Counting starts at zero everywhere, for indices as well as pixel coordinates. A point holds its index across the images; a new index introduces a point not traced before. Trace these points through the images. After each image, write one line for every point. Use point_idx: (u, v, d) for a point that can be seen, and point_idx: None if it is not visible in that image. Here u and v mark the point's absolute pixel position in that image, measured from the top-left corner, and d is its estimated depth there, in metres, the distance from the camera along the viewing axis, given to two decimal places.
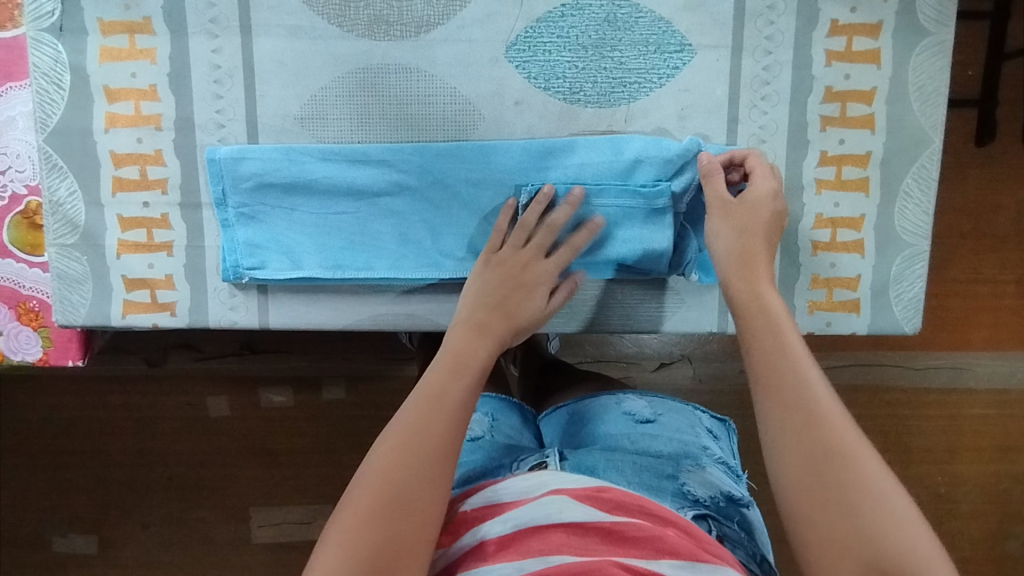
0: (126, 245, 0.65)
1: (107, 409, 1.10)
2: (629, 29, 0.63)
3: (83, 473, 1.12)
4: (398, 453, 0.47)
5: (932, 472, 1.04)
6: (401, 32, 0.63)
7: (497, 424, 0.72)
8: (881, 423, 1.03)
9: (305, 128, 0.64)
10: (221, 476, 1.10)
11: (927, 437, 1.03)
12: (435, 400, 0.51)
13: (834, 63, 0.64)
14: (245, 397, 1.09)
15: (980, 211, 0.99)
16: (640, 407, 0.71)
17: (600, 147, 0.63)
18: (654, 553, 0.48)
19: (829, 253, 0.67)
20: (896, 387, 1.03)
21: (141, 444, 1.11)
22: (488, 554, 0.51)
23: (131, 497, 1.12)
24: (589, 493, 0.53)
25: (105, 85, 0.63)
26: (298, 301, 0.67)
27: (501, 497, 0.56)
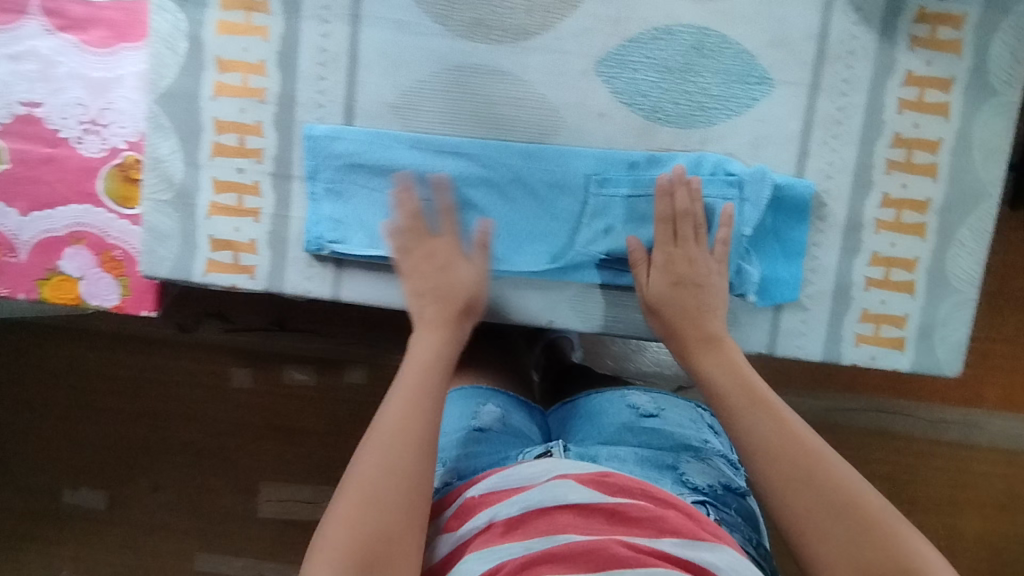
0: (217, 208, 0.69)
1: (142, 367, 1.13)
2: (715, 58, 0.66)
3: (109, 426, 1.15)
4: (388, 441, 0.53)
5: (934, 523, 1.06)
6: (500, 37, 0.66)
7: (507, 416, 0.75)
8: (888, 468, 1.05)
9: (398, 116, 0.68)
10: (236, 449, 1.13)
11: (932, 488, 1.05)
12: (421, 391, 0.57)
13: (904, 111, 0.67)
14: (269, 372, 1.12)
15: (1008, 274, 1.02)
16: (644, 401, 0.74)
17: (672, 164, 0.67)
18: (656, 532, 0.53)
19: (880, 290, 0.70)
20: (907, 435, 1.05)
21: (164, 407, 1.14)
22: (497, 534, 0.54)
23: (147, 457, 1.14)
24: (593, 478, 0.57)
25: (218, 56, 0.67)
26: (369, 280, 0.70)
27: (509, 481, 0.59)
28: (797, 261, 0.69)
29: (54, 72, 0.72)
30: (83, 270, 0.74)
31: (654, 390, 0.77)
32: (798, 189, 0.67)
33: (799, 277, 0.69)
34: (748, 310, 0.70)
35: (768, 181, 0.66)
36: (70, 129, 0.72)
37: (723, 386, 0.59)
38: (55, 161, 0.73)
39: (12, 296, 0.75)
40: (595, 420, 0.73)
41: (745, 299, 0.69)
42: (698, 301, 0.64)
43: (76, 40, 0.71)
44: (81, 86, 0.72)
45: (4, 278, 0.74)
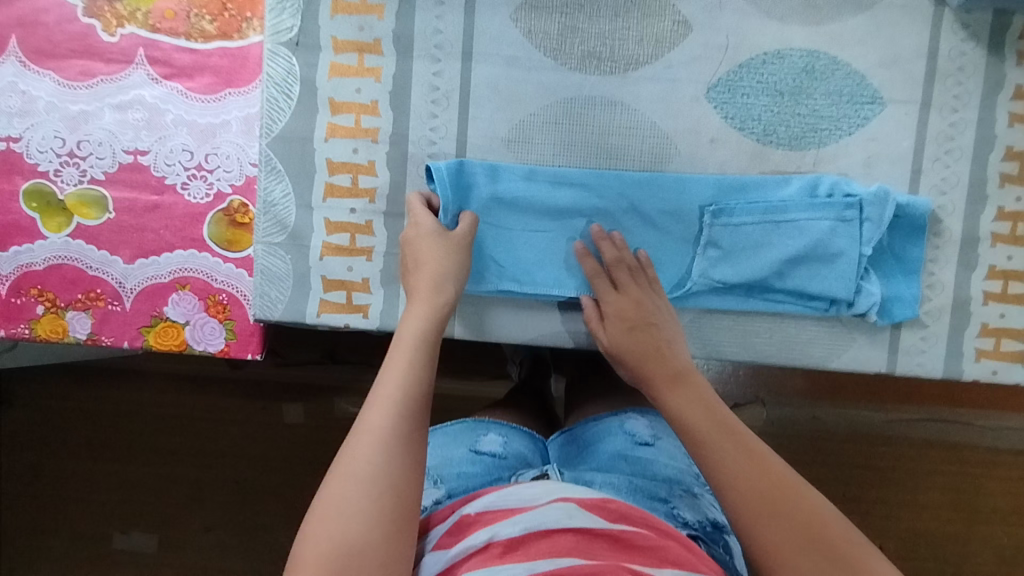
0: (330, 248, 0.69)
1: (197, 405, 1.11)
2: (826, 80, 0.67)
3: (161, 466, 1.11)
4: (354, 449, 0.51)
5: (999, 534, 1.03)
6: (610, 68, 0.67)
7: (508, 443, 0.71)
8: (955, 480, 1.04)
9: (510, 149, 0.68)
10: (288, 484, 1.10)
11: (1000, 499, 1.03)
12: (383, 390, 0.55)
13: (1016, 125, 0.67)
14: (322, 405, 1.10)
15: None
16: (642, 428, 0.71)
17: (787, 186, 0.67)
18: (657, 562, 0.50)
19: (1000, 304, 0.69)
20: (973, 445, 1.03)
21: (216, 445, 1.11)
22: (496, 556, 0.50)
23: (199, 496, 1.11)
24: (596, 503, 0.54)
25: (331, 98, 0.67)
26: (481, 316, 0.70)
27: (507, 501, 0.56)
28: (915, 278, 0.68)
29: (160, 120, 0.72)
30: (188, 316, 0.73)
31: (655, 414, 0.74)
32: (917, 207, 0.66)
33: (919, 295, 0.68)
34: (865, 329, 0.69)
35: (891, 201, 0.65)
36: (175, 176, 0.73)
37: (691, 419, 0.58)
38: (161, 208, 0.73)
39: (116, 345, 0.75)
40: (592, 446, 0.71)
41: (866, 319, 0.68)
42: (658, 336, 0.64)
43: (182, 87, 0.72)
44: (187, 132, 0.72)
45: (108, 327, 0.74)
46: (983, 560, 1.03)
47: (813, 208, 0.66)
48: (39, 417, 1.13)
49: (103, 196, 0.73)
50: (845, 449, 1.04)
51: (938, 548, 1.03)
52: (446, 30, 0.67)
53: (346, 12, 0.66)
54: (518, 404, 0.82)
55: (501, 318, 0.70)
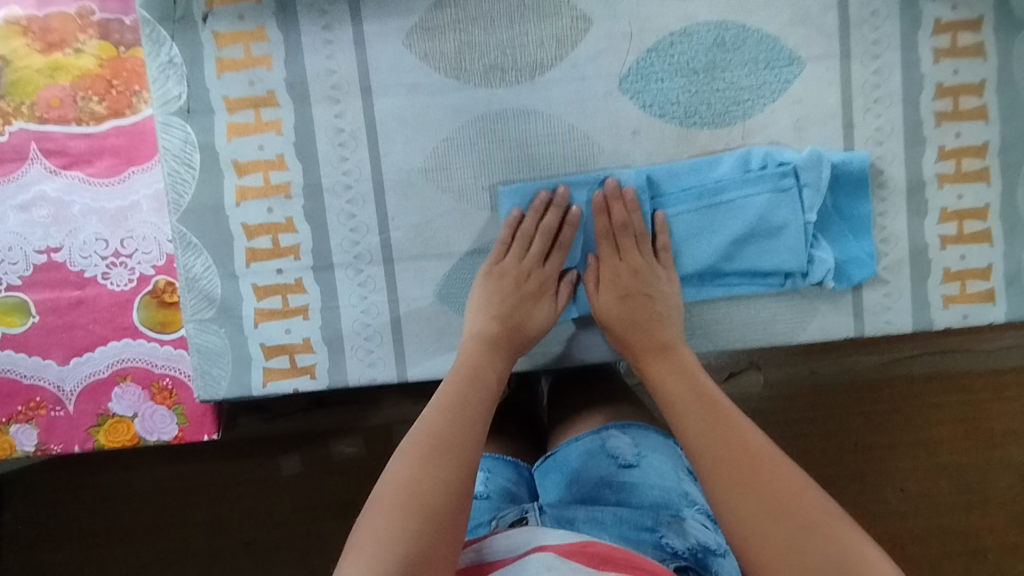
0: (263, 314, 0.66)
1: (190, 476, 1.06)
2: (738, 50, 0.64)
3: (161, 548, 1.06)
4: (433, 452, 0.50)
5: (1017, 455, 1.01)
6: (517, 78, 0.64)
7: (491, 478, 0.69)
8: (961, 409, 1.01)
9: (430, 180, 0.65)
10: (295, 537, 1.05)
11: (1010, 419, 1.01)
12: (465, 410, 0.54)
13: (941, 61, 0.65)
14: (317, 449, 1.05)
15: None
16: (625, 446, 0.68)
17: (719, 164, 0.65)
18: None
19: (958, 246, 0.67)
20: (971, 372, 1.01)
21: (214, 512, 1.06)
22: None
23: (207, 569, 1.06)
24: (575, 549, 0.50)
25: (235, 160, 0.64)
26: (433, 353, 0.67)
27: (488, 558, 0.53)
28: (867, 235, 0.66)
29: (67, 212, 0.69)
30: (135, 408, 0.70)
31: (635, 425, 0.70)
32: (855, 162, 0.64)
33: (873, 252, 0.66)
34: (827, 297, 0.67)
35: (825, 162, 0.63)
36: (94, 267, 0.70)
37: (676, 395, 0.57)
38: (85, 303, 0.70)
39: (67, 451, 0.72)
40: (575, 476, 0.67)
41: (824, 287, 0.66)
42: (651, 309, 0.63)
43: (83, 174, 0.69)
44: (97, 221, 0.69)
45: (55, 435, 0.71)
46: (1006, 483, 1.01)
47: (748, 184, 0.63)
48: (19, 525, 1.07)
49: (24, 300, 0.70)
50: (845, 398, 1.02)
51: (955, 480, 1.01)
52: (340, 68, 0.64)
53: (233, 69, 0.64)
54: (500, 434, 0.77)
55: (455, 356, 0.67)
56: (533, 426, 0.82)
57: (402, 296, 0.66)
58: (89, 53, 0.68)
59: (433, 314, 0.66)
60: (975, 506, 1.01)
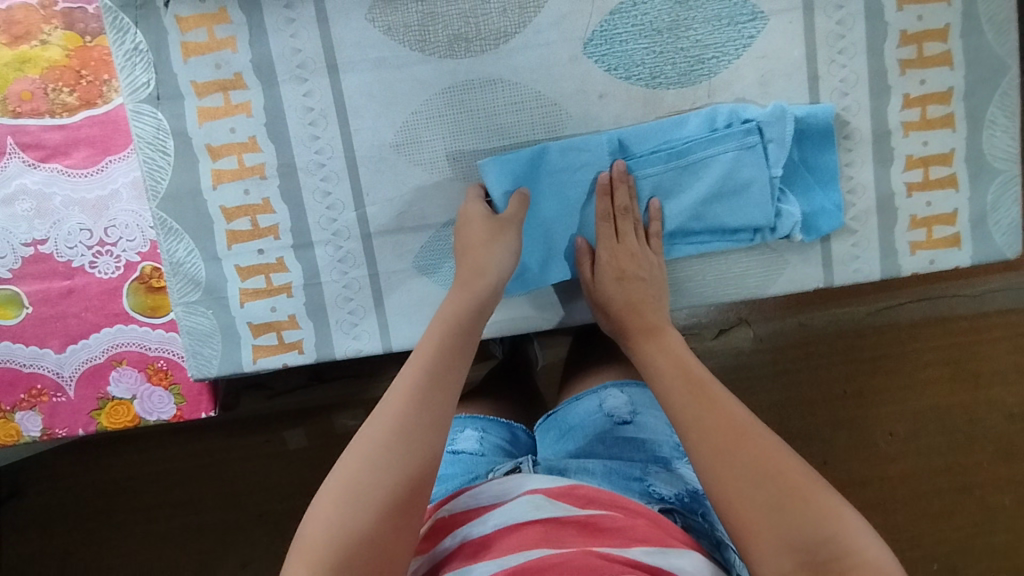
0: (248, 293, 0.68)
1: (199, 454, 1.10)
2: (700, 8, 0.64)
3: (175, 523, 1.10)
4: (387, 439, 0.49)
5: (1005, 394, 1.04)
6: (481, 47, 0.64)
7: (487, 437, 0.72)
8: (950, 352, 1.04)
9: (401, 154, 0.66)
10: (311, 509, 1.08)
11: (995, 359, 1.03)
12: (428, 387, 0.53)
13: (905, 7, 0.64)
14: (320, 424, 1.08)
15: None
16: (620, 405, 0.70)
17: (685, 125, 0.65)
18: (626, 541, 0.49)
19: (924, 192, 0.68)
20: (959, 315, 1.03)
21: (226, 487, 1.09)
22: (469, 555, 0.50)
23: (223, 540, 1.09)
24: (563, 492, 0.54)
25: (208, 144, 0.65)
26: (416, 324, 0.69)
27: (480, 503, 0.57)
28: (834, 186, 0.67)
29: (49, 205, 0.70)
30: (133, 389, 0.73)
31: (632, 383, 0.72)
32: (820, 113, 0.65)
33: (841, 202, 0.67)
34: (796, 249, 0.68)
35: (789, 116, 0.64)
36: (81, 257, 0.71)
37: (665, 372, 0.58)
38: (76, 292, 0.72)
39: (72, 434, 0.74)
40: (571, 431, 0.70)
41: (792, 239, 0.67)
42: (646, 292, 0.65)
43: (61, 166, 0.70)
44: (80, 211, 0.71)
45: (58, 420, 0.74)
46: (992, 421, 1.04)
47: (715, 143, 0.64)
48: (37, 507, 1.11)
49: (16, 292, 0.72)
50: (838, 348, 1.04)
51: (945, 420, 1.04)
52: (305, 47, 0.64)
53: (198, 53, 0.64)
54: (496, 398, 0.79)
55: None
56: (529, 391, 0.85)
57: (382, 270, 0.68)
58: (55, 44, 0.69)
59: (413, 284, 0.68)
60: (966, 446, 1.04)
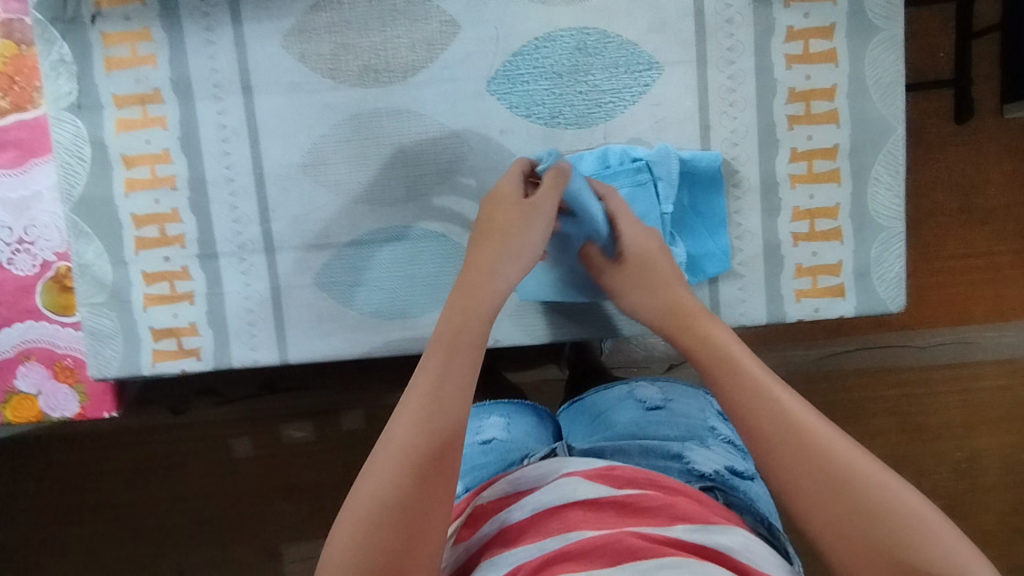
0: (152, 298, 0.70)
1: (138, 457, 1.07)
2: (600, 54, 0.67)
3: (106, 525, 1.08)
4: (403, 472, 0.41)
5: (952, 448, 1.00)
6: (390, 79, 0.67)
7: (512, 424, 0.72)
8: (898, 403, 1.00)
9: (308, 174, 0.69)
10: (251, 518, 1.07)
11: (943, 413, 1.00)
12: (442, 408, 0.44)
13: (794, 66, 0.68)
14: (267, 434, 1.06)
15: (969, 186, 0.97)
16: (652, 393, 0.73)
17: (581, 162, 0.68)
18: (668, 520, 0.48)
19: (809, 243, 0.70)
20: (905, 366, 1.00)
21: (163, 493, 1.08)
22: (510, 539, 0.49)
23: (163, 543, 1.08)
24: (600, 473, 0.54)
25: (123, 153, 0.68)
26: (313, 337, 0.71)
27: (519, 486, 0.55)
28: (723, 232, 0.69)
29: None
30: (39, 385, 0.75)
31: (662, 380, 0.76)
32: (705, 160, 0.67)
33: (727, 247, 0.70)
34: None
35: (674, 159, 0.67)
36: None
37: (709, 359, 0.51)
38: None
39: None
40: (603, 417, 0.71)
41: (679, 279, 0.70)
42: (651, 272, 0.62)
43: None
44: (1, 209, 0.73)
45: None
46: (941, 475, 1.01)
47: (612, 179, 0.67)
48: None
49: None
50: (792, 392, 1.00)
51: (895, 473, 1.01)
52: (222, 68, 0.67)
53: (121, 67, 0.67)
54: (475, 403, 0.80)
55: (338, 340, 0.71)
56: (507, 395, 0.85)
57: (283, 284, 0.70)
58: None
59: (312, 300, 0.71)
60: None
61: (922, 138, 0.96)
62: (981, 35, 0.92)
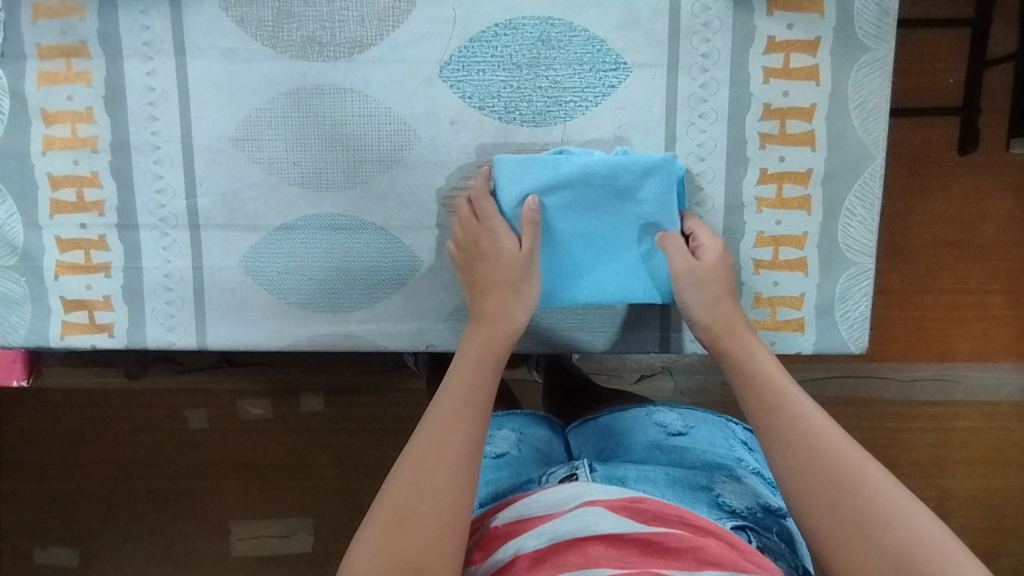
0: (65, 267, 0.65)
1: (95, 419, 0.98)
2: (564, 49, 0.62)
3: (47, 491, 1.00)
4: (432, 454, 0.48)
5: (921, 486, 0.96)
6: (335, 53, 0.62)
7: (525, 438, 0.64)
8: (872, 436, 0.96)
9: (240, 149, 0.64)
10: (204, 489, 0.98)
11: (917, 451, 0.96)
12: (466, 403, 0.52)
13: (771, 81, 0.63)
14: (224, 406, 0.97)
15: (966, 220, 0.91)
16: (672, 419, 0.64)
17: (547, 164, 0.60)
18: (696, 565, 0.43)
19: (772, 271, 0.65)
20: (883, 399, 0.95)
21: (114, 458, 0.99)
22: (522, 570, 0.45)
23: (108, 509, 0.99)
24: (624, 504, 0.48)
25: (42, 108, 0.63)
26: (235, 323, 0.66)
27: (534, 509, 0.50)
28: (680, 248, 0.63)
29: None
30: None
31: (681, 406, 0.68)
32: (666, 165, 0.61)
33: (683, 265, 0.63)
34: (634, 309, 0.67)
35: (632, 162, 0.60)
36: None
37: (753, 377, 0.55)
38: None
39: None
40: (619, 440, 0.64)
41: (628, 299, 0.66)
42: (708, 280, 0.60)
43: None
44: None
45: None
46: None
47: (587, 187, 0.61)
48: None
49: None
50: None
51: None
52: (153, 25, 0.62)
53: (46, 15, 0.62)
54: None
55: (263, 329, 0.66)
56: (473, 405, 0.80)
57: (206, 264, 0.65)
58: None
59: (236, 285, 0.66)
60: None
61: (923, 164, 0.90)
62: (994, 64, 0.86)
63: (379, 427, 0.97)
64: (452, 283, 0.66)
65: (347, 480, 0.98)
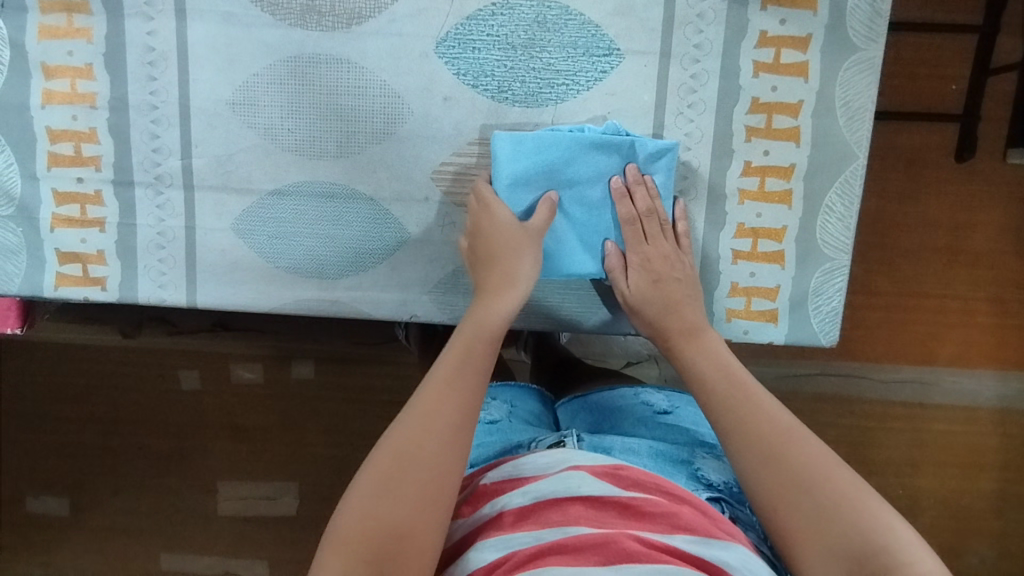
0: (61, 220, 0.67)
1: (86, 372, 1.00)
2: (558, 32, 0.63)
3: (41, 440, 1.02)
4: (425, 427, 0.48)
5: (892, 484, 0.98)
6: (332, 23, 0.63)
7: (515, 410, 0.65)
8: (852, 433, 0.97)
9: (236, 113, 0.65)
10: (193, 446, 1.01)
11: (894, 451, 0.97)
12: (465, 375, 0.51)
13: (761, 75, 0.64)
14: (214, 368, 1.00)
15: (958, 228, 0.92)
16: (658, 399, 0.65)
17: (545, 140, 0.61)
18: (669, 528, 0.43)
19: (749, 262, 0.67)
20: (863, 398, 0.96)
21: (105, 412, 1.01)
22: (505, 525, 0.45)
23: (98, 462, 1.02)
24: (607, 471, 0.48)
25: (43, 62, 0.65)
26: (223, 283, 0.68)
27: (523, 471, 0.50)
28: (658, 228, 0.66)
29: None
30: None
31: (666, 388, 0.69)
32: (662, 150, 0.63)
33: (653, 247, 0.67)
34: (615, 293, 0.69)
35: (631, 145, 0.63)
36: None
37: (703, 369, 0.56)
38: None
39: None
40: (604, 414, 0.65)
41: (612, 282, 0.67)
42: (680, 292, 0.63)
43: None
44: None
45: None
46: None
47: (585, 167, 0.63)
48: None
49: None
50: None
51: None
52: None
53: None
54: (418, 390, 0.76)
55: (251, 291, 0.68)
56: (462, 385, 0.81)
57: (199, 224, 0.67)
58: None
59: (227, 246, 0.67)
60: None
61: (917, 167, 0.91)
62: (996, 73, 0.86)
63: (365, 398, 0.99)
64: (437, 257, 0.68)
65: (335, 447, 1.00)
